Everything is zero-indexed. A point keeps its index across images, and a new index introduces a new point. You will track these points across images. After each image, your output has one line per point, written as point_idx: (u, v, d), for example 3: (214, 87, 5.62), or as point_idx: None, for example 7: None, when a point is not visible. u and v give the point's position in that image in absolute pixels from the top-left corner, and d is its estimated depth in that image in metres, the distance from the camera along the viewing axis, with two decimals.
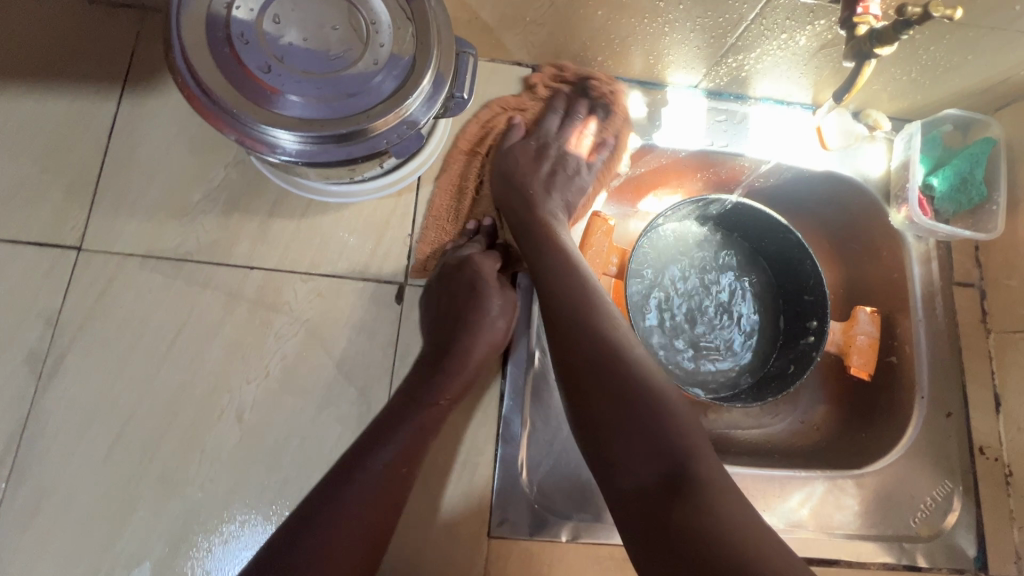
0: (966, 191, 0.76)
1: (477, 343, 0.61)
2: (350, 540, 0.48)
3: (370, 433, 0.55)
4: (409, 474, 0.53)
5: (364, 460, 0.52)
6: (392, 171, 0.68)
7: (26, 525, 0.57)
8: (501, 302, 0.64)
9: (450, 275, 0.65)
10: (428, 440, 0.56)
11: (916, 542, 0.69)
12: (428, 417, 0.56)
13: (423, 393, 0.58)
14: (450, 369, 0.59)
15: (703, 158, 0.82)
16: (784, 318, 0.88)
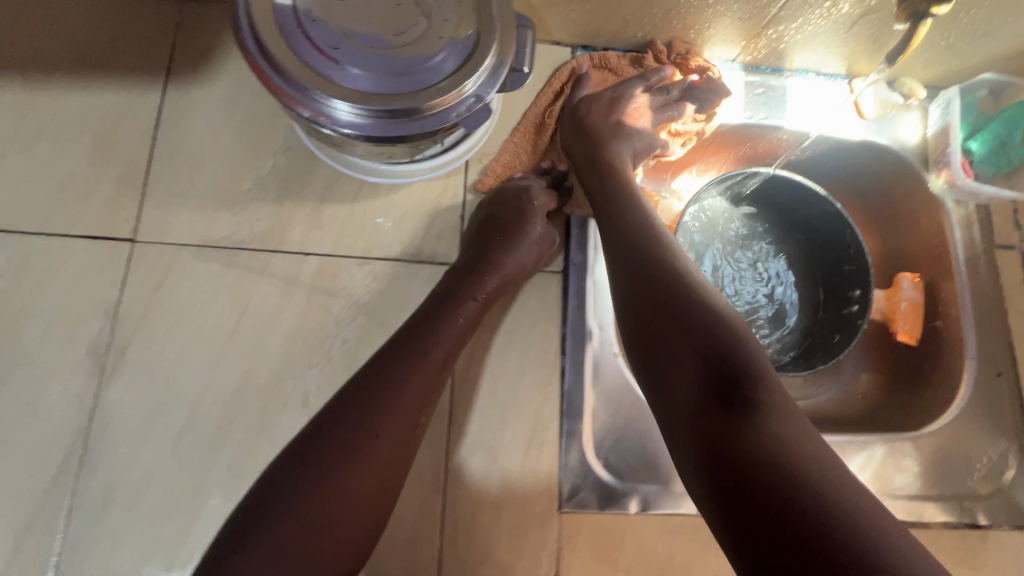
0: (1004, 154, 0.76)
1: (507, 263, 0.63)
2: (364, 449, 0.46)
3: (396, 342, 0.54)
4: (429, 388, 0.53)
5: (375, 380, 0.50)
6: (442, 151, 0.69)
7: (100, 518, 0.57)
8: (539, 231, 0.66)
9: (503, 196, 0.67)
10: (445, 369, 0.55)
11: (975, 501, 0.70)
12: (461, 314, 0.58)
13: (457, 297, 0.59)
14: (485, 276, 0.62)
15: (742, 133, 0.82)
16: (822, 290, 0.88)
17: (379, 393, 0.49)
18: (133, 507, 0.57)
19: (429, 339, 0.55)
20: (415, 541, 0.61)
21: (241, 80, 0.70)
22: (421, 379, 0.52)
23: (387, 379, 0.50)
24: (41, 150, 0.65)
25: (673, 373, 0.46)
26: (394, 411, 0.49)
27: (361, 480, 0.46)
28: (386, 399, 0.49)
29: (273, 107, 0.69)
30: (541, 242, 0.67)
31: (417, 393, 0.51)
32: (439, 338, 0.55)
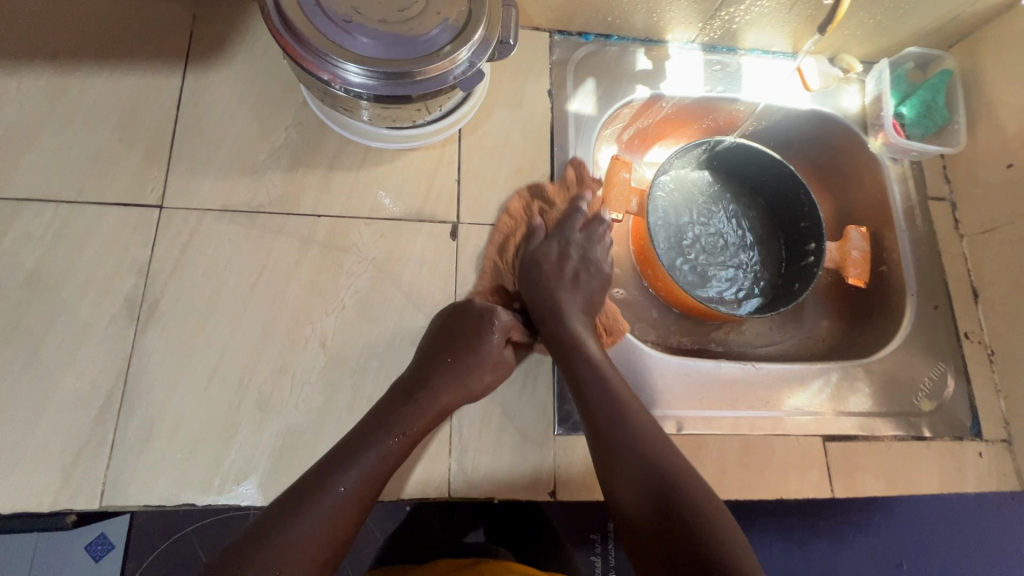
0: (931, 116, 0.88)
1: (446, 388, 0.65)
2: (303, 559, 0.52)
3: (335, 456, 0.58)
4: (361, 511, 0.57)
5: (330, 486, 0.55)
6: (439, 118, 0.76)
7: (141, 452, 0.63)
8: (495, 356, 0.68)
9: (456, 317, 0.69)
10: (386, 473, 0.59)
11: (920, 416, 0.79)
12: (392, 449, 0.60)
13: (393, 424, 0.61)
14: (427, 406, 0.64)
15: (703, 105, 0.92)
16: (785, 247, 0.98)
17: (330, 499, 0.55)
18: (171, 440, 0.63)
19: (370, 456, 0.59)
20: (426, 466, 0.67)
21: (254, 65, 0.77)
22: (362, 495, 0.57)
23: (336, 487, 0.56)
24: (72, 129, 0.72)
25: (626, 510, 0.57)
26: (338, 520, 0.55)
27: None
28: (329, 512, 0.55)
29: (283, 88, 0.77)
30: (495, 369, 0.68)
31: (350, 518, 0.56)
32: (375, 465, 0.58)
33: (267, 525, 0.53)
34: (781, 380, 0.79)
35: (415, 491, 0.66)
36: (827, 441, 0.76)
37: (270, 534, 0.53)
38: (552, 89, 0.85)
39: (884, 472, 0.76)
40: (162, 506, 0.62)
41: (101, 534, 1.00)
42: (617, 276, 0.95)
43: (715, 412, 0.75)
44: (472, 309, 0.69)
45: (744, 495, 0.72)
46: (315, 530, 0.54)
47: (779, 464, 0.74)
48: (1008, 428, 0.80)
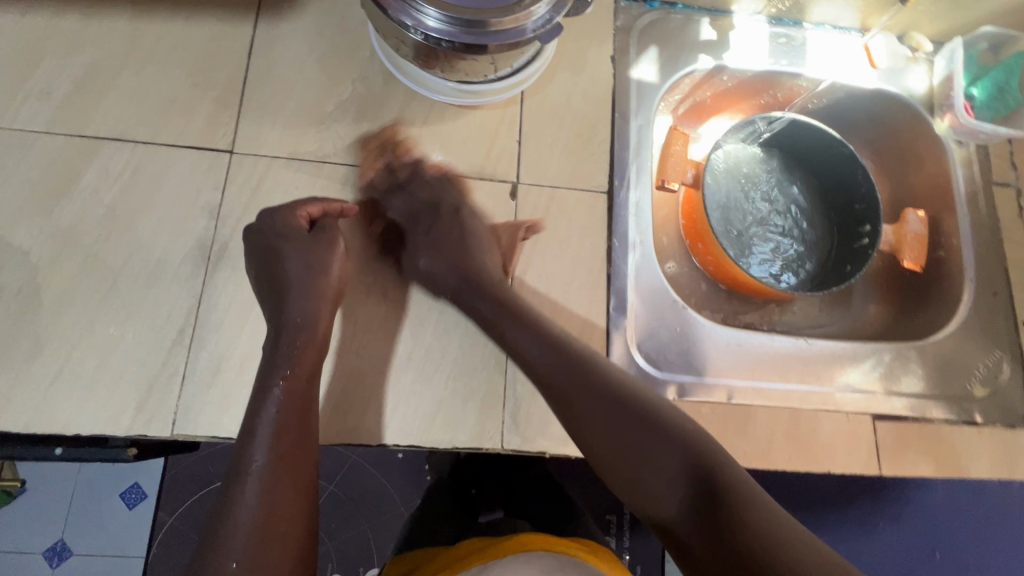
0: (1002, 99, 0.86)
1: (301, 308, 0.63)
2: (270, 526, 0.52)
3: (242, 437, 0.57)
4: (300, 460, 0.57)
5: (245, 468, 0.54)
6: (495, 81, 0.76)
7: (210, 385, 0.65)
8: (311, 239, 0.66)
9: (262, 251, 0.66)
10: (303, 415, 0.60)
11: (972, 401, 0.78)
12: (281, 395, 0.59)
13: (268, 379, 0.60)
14: (297, 343, 0.62)
15: (765, 79, 0.90)
16: (836, 229, 0.98)
17: (255, 476, 0.54)
18: (237, 377, 0.66)
19: (267, 416, 0.58)
20: (481, 416, 0.69)
21: (323, 17, 0.78)
22: (284, 451, 0.56)
23: (251, 466, 0.55)
24: (147, 72, 0.73)
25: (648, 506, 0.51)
26: (280, 488, 0.54)
27: (281, 550, 0.52)
28: (258, 491, 0.54)
29: (351, 40, 0.78)
30: (331, 244, 0.67)
31: (290, 482, 0.55)
32: (279, 423, 0.57)
33: (211, 536, 0.52)
34: (807, 360, 0.77)
35: (469, 440, 0.68)
36: (876, 419, 0.75)
37: (217, 537, 0.52)
38: (614, 55, 0.84)
39: (933, 454, 0.75)
40: (228, 438, 0.65)
41: (135, 484, 1.09)
42: (665, 249, 0.96)
43: (767, 383, 0.75)
44: (267, 227, 0.67)
45: (792, 465, 0.72)
46: (266, 508, 0.53)
47: (827, 439, 0.73)
48: None
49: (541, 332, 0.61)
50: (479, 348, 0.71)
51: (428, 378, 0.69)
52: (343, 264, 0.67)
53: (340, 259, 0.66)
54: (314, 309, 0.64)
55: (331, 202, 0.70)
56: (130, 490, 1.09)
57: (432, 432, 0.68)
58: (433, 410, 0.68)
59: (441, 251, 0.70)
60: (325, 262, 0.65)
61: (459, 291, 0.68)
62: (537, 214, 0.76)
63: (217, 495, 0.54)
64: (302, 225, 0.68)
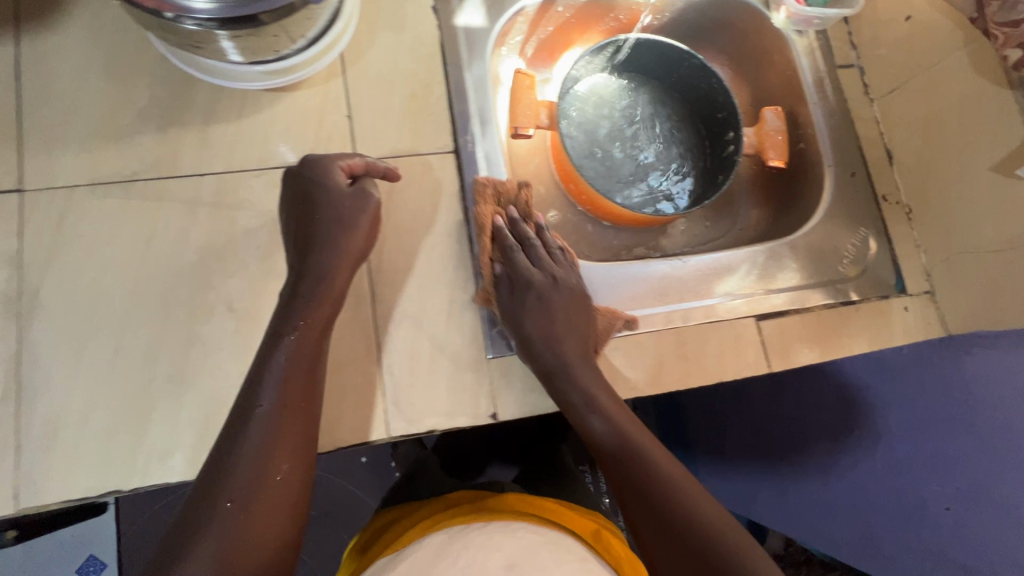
0: None
1: (335, 263, 0.63)
2: (263, 473, 0.53)
3: (250, 381, 0.58)
4: (299, 415, 0.57)
5: (250, 412, 0.56)
6: (274, 62, 0.68)
7: (51, 447, 0.59)
8: (348, 193, 0.66)
9: (293, 195, 0.66)
10: (311, 373, 0.60)
11: (846, 281, 0.81)
12: (296, 343, 0.59)
13: (285, 325, 0.60)
14: (316, 297, 0.62)
15: (601, 3, 0.89)
16: (708, 141, 0.98)
17: (258, 421, 0.55)
18: (81, 432, 0.60)
19: (275, 364, 0.58)
20: (362, 411, 0.65)
21: (98, 19, 0.69)
22: (287, 402, 0.57)
23: (257, 409, 0.56)
24: None
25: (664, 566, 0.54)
26: (279, 435, 0.55)
27: (272, 499, 0.53)
28: (263, 434, 0.55)
29: (136, 40, 0.70)
30: (364, 205, 0.66)
31: (293, 431, 0.56)
32: (286, 372, 0.58)
33: (212, 471, 0.53)
34: (683, 278, 0.77)
35: (355, 437, 0.65)
36: (759, 320, 0.77)
37: (217, 473, 0.53)
38: (435, 5, 0.79)
39: (816, 341, 0.77)
40: (87, 497, 0.59)
41: (91, 555, 0.98)
42: (545, 198, 0.94)
43: (647, 309, 0.75)
44: (306, 170, 0.66)
45: (685, 384, 0.73)
46: (264, 453, 0.54)
47: (715, 351, 0.74)
48: (929, 279, 0.83)
49: (642, 448, 0.61)
50: (345, 341, 0.67)
51: None
52: (373, 227, 0.66)
53: (370, 218, 0.66)
54: (336, 268, 0.63)
55: (376, 161, 0.68)
56: (87, 564, 0.98)
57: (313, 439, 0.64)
58: None
59: (533, 312, 0.68)
60: (357, 218, 0.65)
61: (529, 343, 0.66)
62: (383, 188, 0.72)
63: (221, 433, 0.56)
64: (342, 175, 0.66)
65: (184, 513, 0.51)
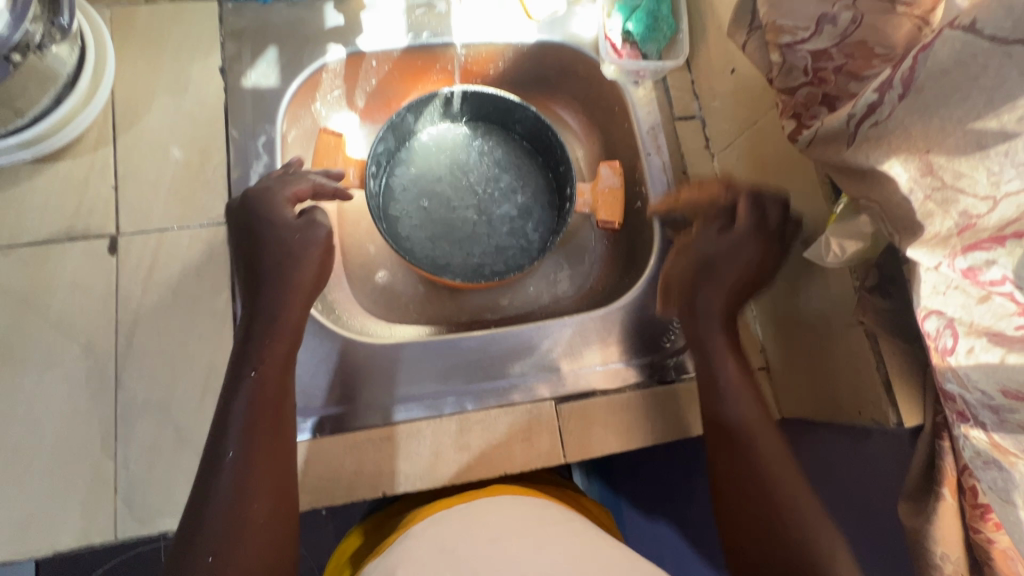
0: (659, 28, 0.80)
1: (292, 302, 0.64)
2: (245, 515, 0.53)
3: (214, 431, 0.57)
4: (274, 452, 0.57)
5: (219, 460, 0.55)
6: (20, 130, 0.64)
7: None
8: (298, 225, 0.66)
9: (240, 228, 0.66)
10: (281, 411, 0.59)
11: (667, 357, 0.74)
12: (256, 389, 0.59)
13: (241, 368, 0.60)
14: (273, 334, 0.62)
15: (418, 55, 0.83)
16: (556, 196, 0.91)
17: (226, 470, 0.55)
18: None
19: (239, 407, 0.57)
20: (92, 509, 0.61)
21: None
22: (256, 449, 0.56)
23: (224, 458, 0.55)
24: None
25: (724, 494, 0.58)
26: (252, 482, 0.54)
27: (255, 543, 0.52)
28: (234, 480, 0.54)
29: None
30: (313, 235, 0.66)
31: (264, 474, 0.55)
32: (250, 415, 0.57)
33: (187, 529, 0.52)
34: (524, 349, 0.72)
35: (74, 541, 0.60)
36: (558, 402, 0.70)
37: (194, 526, 0.52)
38: (223, 65, 0.75)
39: (621, 427, 0.70)
40: None
41: None
42: (375, 258, 0.89)
43: (433, 393, 0.70)
44: (252, 201, 0.66)
45: (461, 479, 0.67)
46: (237, 495, 0.54)
47: (501, 442, 0.68)
48: (765, 354, 0.76)
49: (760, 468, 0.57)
50: (82, 431, 0.63)
51: (24, 479, 0.61)
52: (325, 259, 0.67)
53: (322, 249, 0.66)
54: (285, 305, 0.63)
55: (323, 183, 0.69)
56: None
57: (29, 542, 0.60)
58: (27, 513, 0.60)
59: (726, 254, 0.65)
60: (306, 249, 0.65)
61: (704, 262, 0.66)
62: (143, 263, 0.68)
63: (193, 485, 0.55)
64: (290, 204, 0.67)
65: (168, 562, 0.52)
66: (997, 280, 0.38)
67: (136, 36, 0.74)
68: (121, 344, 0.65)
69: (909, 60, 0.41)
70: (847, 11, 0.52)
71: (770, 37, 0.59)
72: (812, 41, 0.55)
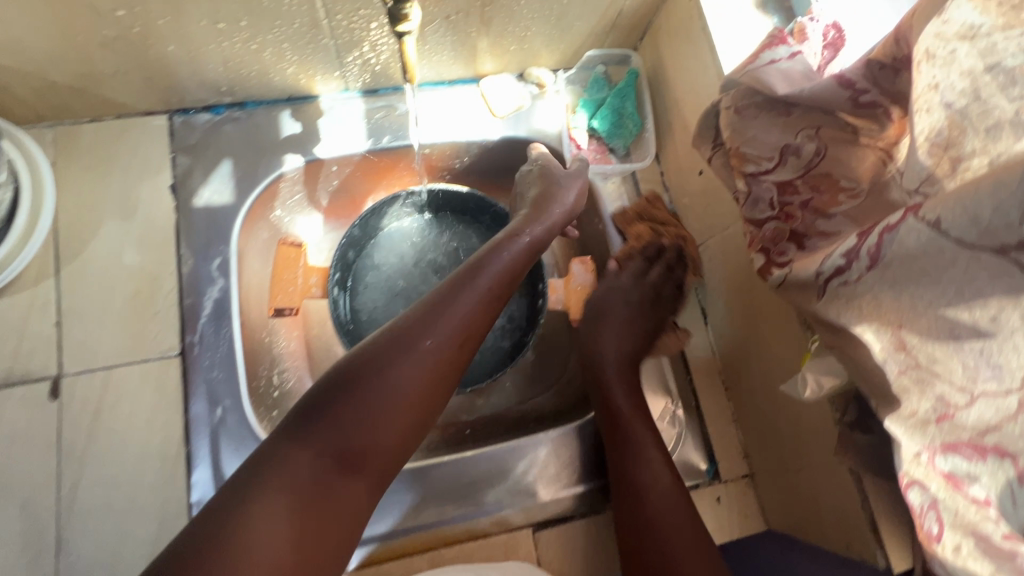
0: (625, 124, 0.80)
1: (559, 208, 0.68)
2: (405, 412, 0.49)
3: (407, 320, 0.51)
4: (459, 361, 0.53)
5: (405, 348, 0.49)
6: None
7: None
8: (567, 173, 0.73)
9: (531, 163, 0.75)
10: (464, 342, 0.53)
11: None
12: (483, 298, 0.54)
13: (484, 261, 0.57)
14: (524, 234, 0.62)
15: (379, 158, 0.80)
16: (527, 289, 0.86)
17: (416, 354, 0.50)
18: None
19: (467, 299, 0.53)
20: None
21: None
22: (450, 351, 0.52)
23: (421, 344, 0.50)
24: None
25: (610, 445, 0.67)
26: (419, 373, 0.49)
27: (388, 441, 0.48)
28: (426, 367, 0.50)
29: None
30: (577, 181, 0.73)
31: (440, 369, 0.51)
32: (464, 310, 0.53)
33: (348, 393, 0.47)
34: (501, 470, 0.69)
35: None
36: (536, 529, 0.67)
37: (353, 411, 0.47)
38: (174, 182, 0.72)
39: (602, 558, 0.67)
40: None
41: None
42: None
43: (403, 529, 0.66)
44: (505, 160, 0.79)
45: None
46: (398, 392, 0.48)
47: None
48: (748, 461, 0.73)
49: (641, 465, 0.64)
50: None
51: None
52: (580, 199, 0.72)
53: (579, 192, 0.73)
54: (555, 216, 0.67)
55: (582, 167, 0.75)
56: None
57: None
58: None
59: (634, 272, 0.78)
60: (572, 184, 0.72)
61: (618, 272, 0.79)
62: (87, 407, 0.64)
63: (337, 369, 0.49)
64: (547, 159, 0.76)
65: (263, 453, 0.45)
66: (980, 498, 0.35)
67: (80, 159, 0.71)
68: (64, 498, 0.61)
69: (874, 236, 0.39)
70: (809, 143, 0.52)
71: (735, 162, 0.57)
72: (778, 172, 0.54)
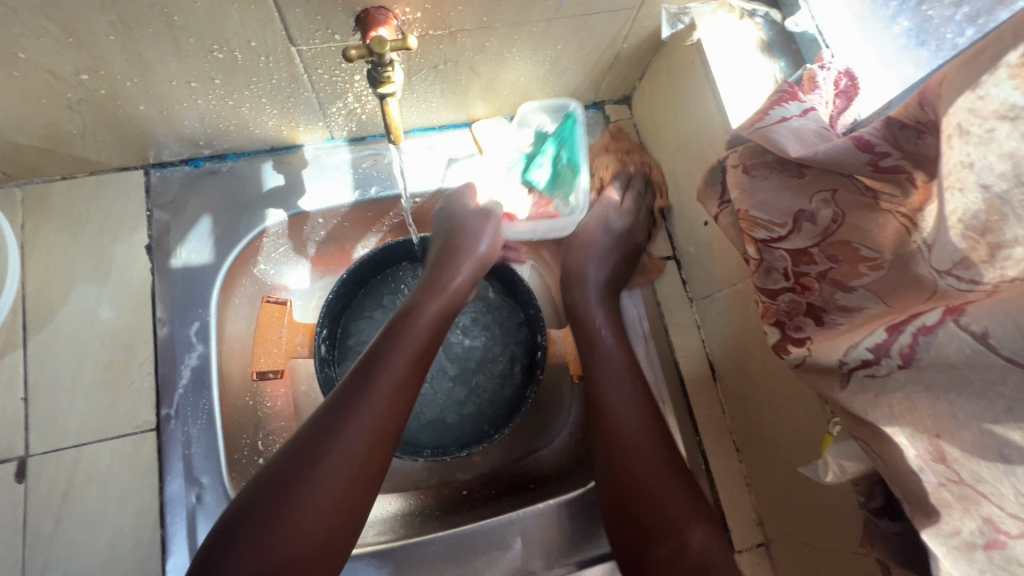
0: (564, 175, 0.78)
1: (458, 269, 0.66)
2: (330, 502, 0.47)
3: (332, 403, 0.52)
4: (388, 436, 0.52)
5: (320, 436, 0.49)
6: None
7: None
8: (475, 216, 0.71)
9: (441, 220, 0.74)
10: (394, 408, 0.53)
11: None
12: (396, 374, 0.54)
13: (391, 334, 0.57)
14: (420, 303, 0.61)
15: (366, 209, 0.76)
16: (525, 339, 0.80)
17: (332, 440, 0.49)
18: None
19: (378, 377, 0.53)
20: None
21: None
22: (373, 429, 0.51)
23: (335, 431, 0.50)
24: None
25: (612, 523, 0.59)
26: (341, 459, 0.49)
27: (325, 525, 0.47)
28: (343, 451, 0.49)
29: None
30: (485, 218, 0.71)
31: (365, 451, 0.50)
32: (377, 389, 0.52)
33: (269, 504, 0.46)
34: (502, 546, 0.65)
35: None
36: None
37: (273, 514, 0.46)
38: (150, 242, 0.68)
39: None
40: None
41: None
42: None
43: None
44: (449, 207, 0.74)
45: None
46: (324, 481, 0.47)
47: None
48: (762, 528, 0.68)
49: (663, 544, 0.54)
50: None
51: None
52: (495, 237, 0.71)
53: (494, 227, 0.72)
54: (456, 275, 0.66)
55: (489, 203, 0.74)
56: None
57: None
58: None
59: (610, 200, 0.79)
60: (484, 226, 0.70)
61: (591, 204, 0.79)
62: (55, 490, 0.60)
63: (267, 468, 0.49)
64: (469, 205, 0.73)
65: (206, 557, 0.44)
66: None
67: (50, 220, 0.67)
68: None
69: (906, 335, 0.35)
70: (825, 208, 0.47)
71: (744, 225, 0.52)
72: (792, 239, 0.49)
